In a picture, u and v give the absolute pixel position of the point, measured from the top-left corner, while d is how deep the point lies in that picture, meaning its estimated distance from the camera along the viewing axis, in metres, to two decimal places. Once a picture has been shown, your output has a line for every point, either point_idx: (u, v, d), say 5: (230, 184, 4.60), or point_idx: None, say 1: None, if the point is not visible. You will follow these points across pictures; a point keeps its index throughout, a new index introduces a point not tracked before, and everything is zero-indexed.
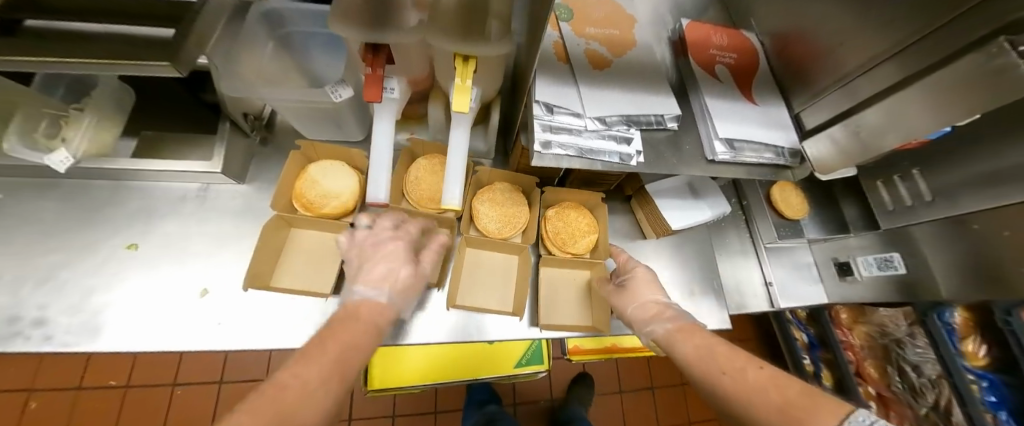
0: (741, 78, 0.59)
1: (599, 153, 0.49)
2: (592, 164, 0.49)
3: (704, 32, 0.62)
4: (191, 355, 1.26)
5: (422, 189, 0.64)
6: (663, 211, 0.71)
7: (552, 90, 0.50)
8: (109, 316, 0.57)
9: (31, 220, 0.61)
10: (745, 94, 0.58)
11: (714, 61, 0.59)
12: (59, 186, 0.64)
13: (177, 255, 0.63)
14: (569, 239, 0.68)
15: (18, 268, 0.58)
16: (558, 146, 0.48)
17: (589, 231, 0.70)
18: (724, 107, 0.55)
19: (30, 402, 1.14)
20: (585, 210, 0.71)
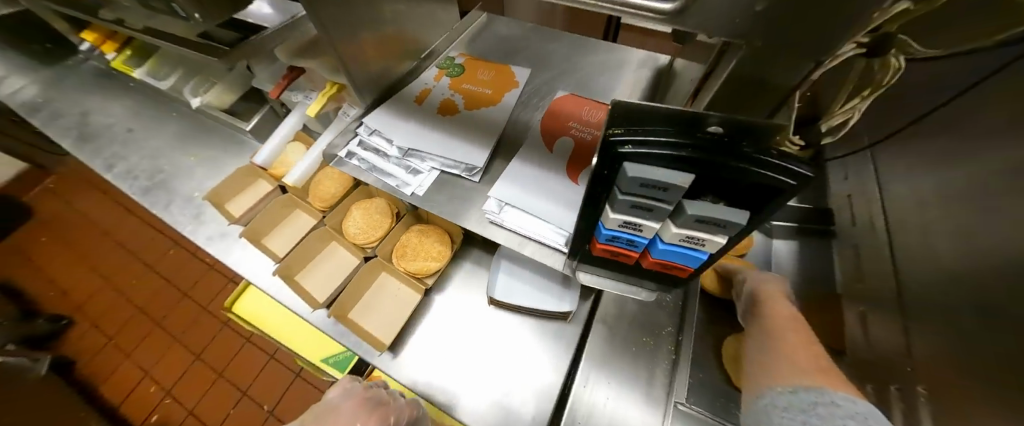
0: (585, 156, 0.52)
1: (386, 175, 0.57)
2: (377, 181, 0.57)
3: (575, 105, 0.58)
4: None
5: (319, 191, 0.79)
6: (494, 277, 0.67)
7: (384, 118, 0.60)
8: (156, 188, 0.95)
9: (175, 129, 1.08)
10: (573, 171, 0.50)
11: (565, 133, 0.55)
12: (196, 117, 1.10)
13: (206, 170, 0.98)
14: (410, 254, 0.72)
15: (153, 149, 1.03)
16: (359, 159, 0.59)
17: (432, 258, 0.71)
18: (527, 172, 0.51)
19: None
20: (441, 240, 0.73)
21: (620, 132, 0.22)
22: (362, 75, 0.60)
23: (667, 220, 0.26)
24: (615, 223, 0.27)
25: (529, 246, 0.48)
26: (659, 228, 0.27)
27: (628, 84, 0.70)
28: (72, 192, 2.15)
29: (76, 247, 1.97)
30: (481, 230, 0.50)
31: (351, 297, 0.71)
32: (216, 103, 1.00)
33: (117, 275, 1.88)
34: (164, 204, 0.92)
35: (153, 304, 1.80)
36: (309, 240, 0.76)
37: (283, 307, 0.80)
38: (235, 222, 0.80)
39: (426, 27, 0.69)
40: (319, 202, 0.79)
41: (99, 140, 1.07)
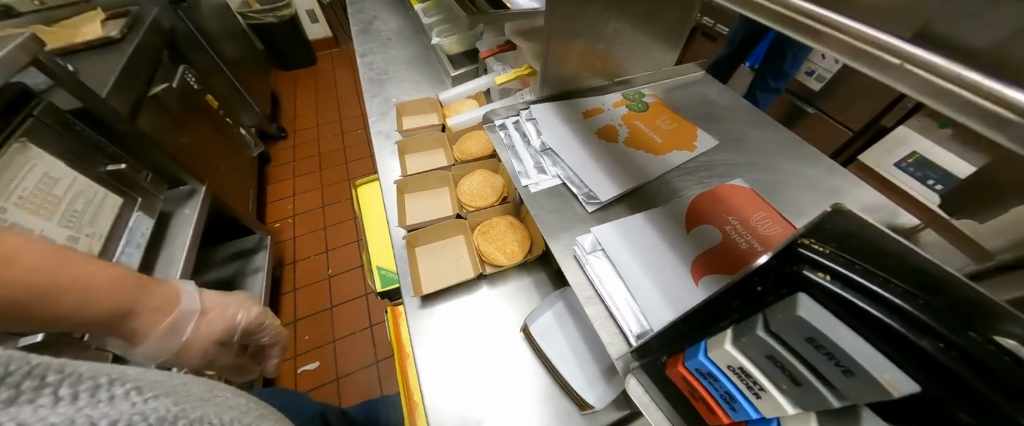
0: (724, 257, 0.41)
1: (514, 157, 0.58)
2: (505, 158, 0.58)
3: (746, 200, 0.47)
4: None
5: (464, 145, 0.88)
6: (544, 311, 0.61)
7: (547, 113, 0.62)
8: (376, 81, 1.22)
9: (412, 51, 1.37)
10: (698, 266, 0.41)
11: (714, 222, 0.45)
12: (429, 50, 1.37)
13: (409, 87, 1.21)
14: (490, 236, 0.72)
15: (392, 57, 1.33)
16: (505, 133, 0.62)
17: (505, 253, 0.70)
18: (646, 234, 0.44)
19: None
20: (523, 243, 0.71)
21: (819, 249, 0.16)
22: (555, 70, 0.62)
23: (810, 414, 0.16)
24: (722, 361, 0.19)
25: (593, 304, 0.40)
26: (790, 416, 0.17)
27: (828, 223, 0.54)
28: (340, 64, 3.02)
29: (320, 97, 2.77)
30: (560, 257, 0.45)
31: (426, 235, 0.76)
32: (446, 48, 1.21)
33: (325, 127, 2.57)
34: (373, 93, 1.17)
35: (329, 158, 2.40)
36: (431, 176, 0.85)
37: (381, 211, 0.93)
38: (399, 131, 0.96)
39: (637, 57, 0.68)
40: (458, 153, 0.87)
41: (371, 36, 1.45)
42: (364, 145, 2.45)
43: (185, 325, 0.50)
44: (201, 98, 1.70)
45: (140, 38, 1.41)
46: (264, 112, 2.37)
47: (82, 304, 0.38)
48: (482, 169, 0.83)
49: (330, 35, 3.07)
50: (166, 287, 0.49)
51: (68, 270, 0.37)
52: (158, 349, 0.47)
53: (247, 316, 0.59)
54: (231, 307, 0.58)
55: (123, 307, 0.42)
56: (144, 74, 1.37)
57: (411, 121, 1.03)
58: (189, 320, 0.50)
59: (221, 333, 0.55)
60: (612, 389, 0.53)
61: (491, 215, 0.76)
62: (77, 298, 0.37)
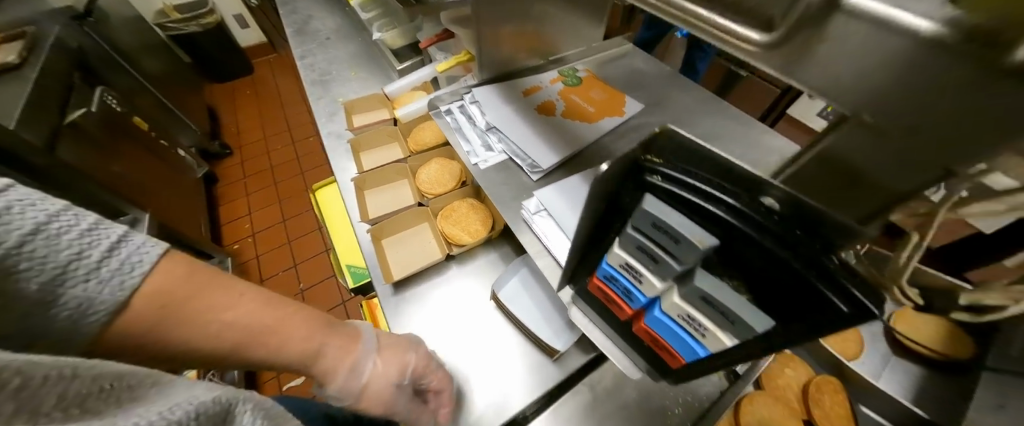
0: None
1: (462, 139, 0.61)
2: (455, 140, 0.62)
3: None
4: None
5: (417, 137, 0.90)
6: (509, 279, 0.66)
7: (489, 94, 0.66)
8: (320, 82, 1.20)
9: (355, 49, 1.34)
10: None
11: None
12: (372, 46, 1.35)
13: (356, 85, 1.20)
14: (452, 219, 0.76)
15: (334, 57, 1.30)
16: (451, 118, 0.65)
17: (469, 232, 0.74)
18: (581, 191, 0.50)
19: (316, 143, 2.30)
20: (484, 221, 0.76)
21: (657, 161, 0.21)
22: (491, 53, 0.66)
23: (672, 285, 0.23)
24: (617, 262, 0.25)
25: (541, 257, 0.46)
26: (661, 292, 0.24)
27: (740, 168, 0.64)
28: (281, 70, 2.86)
29: (263, 107, 2.62)
30: (512, 223, 0.50)
31: (391, 227, 0.78)
32: (388, 42, 1.21)
33: (273, 139, 2.45)
34: (318, 96, 1.15)
35: (282, 169, 2.30)
36: (389, 170, 0.86)
37: (344, 211, 0.93)
38: (351, 129, 0.96)
39: (568, 35, 0.73)
40: (413, 146, 0.89)
41: (309, 37, 1.40)
42: (319, 153, 2.37)
43: (364, 378, 0.46)
44: (127, 120, 1.57)
45: (45, 60, 1.28)
46: (202, 129, 2.22)
47: (278, 344, 0.37)
48: (439, 158, 0.86)
49: (266, 39, 2.89)
50: (347, 325, 0.47)
51: (221, 293, 0.34)
52: (342, 389, 0.45)
53: (416, 357, 0.53)
54: (401, 346, 0.53)
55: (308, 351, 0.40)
56: (56, 100, 1.25)
57: (362, 119, 1.03)
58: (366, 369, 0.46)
59: (395, 375, 0.49)
60: (576, 335, 0.60)
61: (452, 199, 0.80)
62: (236, 315, 0.35)
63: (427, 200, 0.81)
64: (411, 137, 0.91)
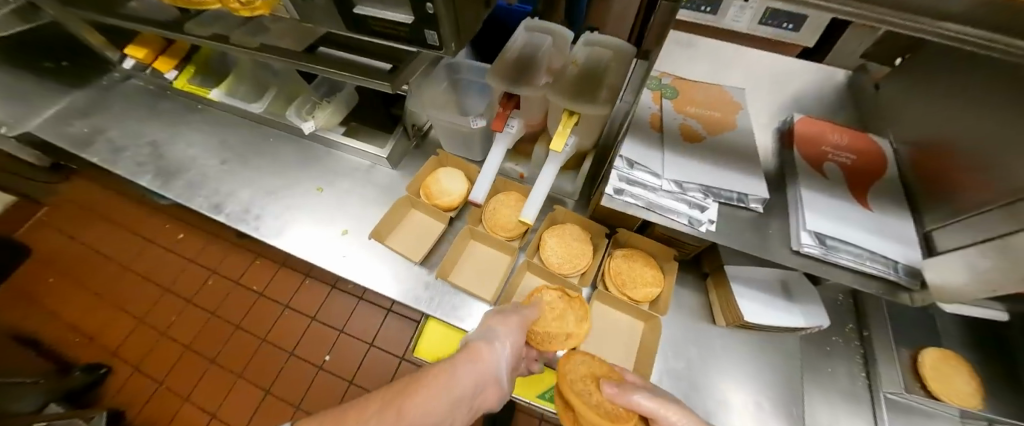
0: (856, 179, 0.57)
1: (667, 211, 0.54)
2: (659, 218, 0.54)
3: (818, 130, 0.62)
4: (304, 286, 1.56)
5: (497, 219, 0.77)
6: (737, 299, 0.67)
7: (638, 150, 0.57)
8: (290, 228, 0.86)
9: (279, 159, 0.97)
10: (859, 198, 0.56)
11: (824, 158, 0.59)
12: (301, 143, 1.00)
13: (338, 202, 0.89)
14: (630, 283, 0.69)
15: (266, 183, 0.93)
16: (630, 195, 0.54)
17: (654, 283, 0.69)
18: (821, 202, 0.54)
19: (210, 279, 1.61)
20: (654, 263, 0.72)
21: None
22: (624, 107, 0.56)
23: None
24: None
25: (846, 277, 0.52)
26: None
27: (818, 106, 0.76)
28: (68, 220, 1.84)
29: (88, 281, 1.66)
30: (783, 258, 0.53)
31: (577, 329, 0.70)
32: (326, 125, 0.95)
33: (144, 314, 1.57)
34: (319, 250, 0.83)
35: (195, 338, 1.51)
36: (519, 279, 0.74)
37: None
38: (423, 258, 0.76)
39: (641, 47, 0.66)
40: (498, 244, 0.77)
41: (201, 181, 0.94)
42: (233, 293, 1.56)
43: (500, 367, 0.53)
44: None
45: None
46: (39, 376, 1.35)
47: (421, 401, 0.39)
48: (548, 230, 0.76)
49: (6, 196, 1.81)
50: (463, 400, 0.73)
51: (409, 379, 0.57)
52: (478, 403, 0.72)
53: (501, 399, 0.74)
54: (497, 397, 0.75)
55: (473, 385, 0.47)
56: None
57: (406, 241, 0.81)
58: (505, 371, 0.55)
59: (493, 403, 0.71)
60: (812, 306, 0.68)
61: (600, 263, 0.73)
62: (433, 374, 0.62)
63: (573, 279, 0.72)
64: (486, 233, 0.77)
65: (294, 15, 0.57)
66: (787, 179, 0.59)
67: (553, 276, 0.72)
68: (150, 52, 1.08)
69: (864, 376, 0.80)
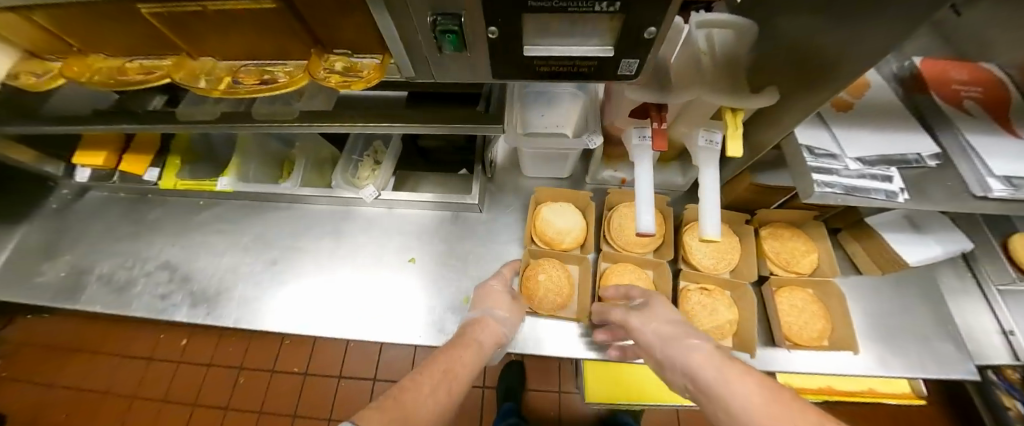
0: (996, 111, 0.59)
1: (866, 190, 0.52)
2: (860, 199, 0.52)
3: (939, 71, 0.63)
4: (352, 354, 1.62)
5: (631, 238, 0.73)
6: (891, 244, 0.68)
7: (808, 134, 0.55)
8: (399, 314, 0.75)
9: (339, 238, 0.83)
10: (1005, 127, 0.57)
11: (960, 96, 0.60)
12: (355, 212, 0.85)
13: (436, 268, 0.79)
14: (791, 258, 0.70)
15: (342, 271, 0.80)
16: (824, 185, 0.51)
17: (809, 251, 0.70)
18: (986, 141, 0.55)
19: (241, 377, 1.58)
20: (799, 231, 0.72)
21: None
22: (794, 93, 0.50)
23: None
24: None
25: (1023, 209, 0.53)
26: None
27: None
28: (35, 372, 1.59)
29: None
30: (960, 207, 0.54)
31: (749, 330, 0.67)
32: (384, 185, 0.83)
33: None
34: (448, 329, 0.73)
35: None
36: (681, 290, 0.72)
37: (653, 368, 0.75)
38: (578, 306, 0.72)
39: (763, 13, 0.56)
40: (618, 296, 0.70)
41: (258, 295, 0.78)
42: (273, 382, 1.57)
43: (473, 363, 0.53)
44: None
45: None
46: None
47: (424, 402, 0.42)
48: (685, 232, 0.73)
49: None
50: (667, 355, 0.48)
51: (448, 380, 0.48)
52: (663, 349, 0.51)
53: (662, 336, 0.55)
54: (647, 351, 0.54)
55: (477, 352, 0.55)
56: None
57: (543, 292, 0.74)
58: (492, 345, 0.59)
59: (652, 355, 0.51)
60: (942, 232, 0.72)
61: (750, 252, 0.72)
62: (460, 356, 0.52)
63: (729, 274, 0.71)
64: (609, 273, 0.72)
65: (408, 72, 0.43)
66: (935, 125, 0.59)
67: (710, 278, 0.71)
68: (109, 153, 0.85)
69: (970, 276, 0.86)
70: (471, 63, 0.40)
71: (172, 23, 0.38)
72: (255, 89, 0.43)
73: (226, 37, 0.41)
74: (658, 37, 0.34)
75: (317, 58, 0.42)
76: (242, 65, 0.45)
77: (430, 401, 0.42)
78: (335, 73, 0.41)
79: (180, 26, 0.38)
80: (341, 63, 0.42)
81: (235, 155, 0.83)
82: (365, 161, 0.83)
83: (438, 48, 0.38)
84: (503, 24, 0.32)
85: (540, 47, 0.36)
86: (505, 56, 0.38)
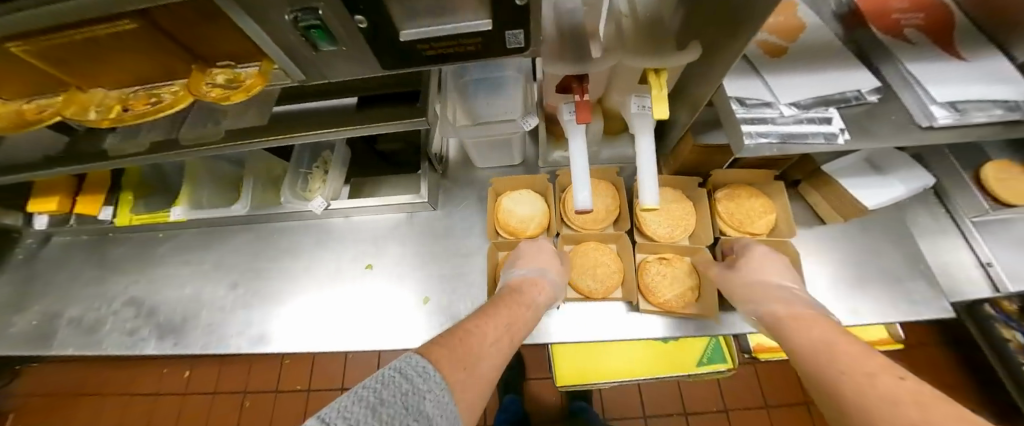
0: (939, 35, 0.56)
1: (803, 136, 0.51)
2: (798, 147, 0.51)
3: (878, 2, 0.60)
4: (351, 365, 1.63)
5: (588, 216, 0.71)
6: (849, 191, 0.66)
7: (741, 85, 0.53)
8: (363, 323, 0.75)
9: (298, 253, 0.82)
10: (949, 51, 0.55)
11: (900, 26, 0.58)
12: (311, 225, 0.84)
13: (397, 271, 0.78)
14: (746, 219, 0.68)
15: (303, 286, 0.79)
16: (758, 135, 0.50)
17: (766, 210, 0.68)
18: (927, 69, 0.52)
19: (246, 401, 1.60)
20: (756, 191, 0.70)
21: None
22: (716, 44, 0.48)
23: None
24: None
25: (969, 134, 0.51)
26: None
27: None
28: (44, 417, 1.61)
29: None
30: (910, 139, 0.51)
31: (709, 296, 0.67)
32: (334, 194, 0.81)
33: None
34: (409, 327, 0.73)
35: None
36: (640, 262, 0.71)
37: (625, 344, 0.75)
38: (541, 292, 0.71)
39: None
40: (583, 279, 0.69)
41: (222, 321, 0.77)
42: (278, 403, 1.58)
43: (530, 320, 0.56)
44: None
45: None
46: None
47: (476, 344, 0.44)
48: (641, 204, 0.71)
49: None
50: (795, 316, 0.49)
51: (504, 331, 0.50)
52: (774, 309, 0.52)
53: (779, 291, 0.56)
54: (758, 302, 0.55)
55: (533, 311, 0.57)
56: None
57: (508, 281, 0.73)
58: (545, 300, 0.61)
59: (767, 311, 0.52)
60: (902, 169, 0.69)
61: (705, 216, 0.70)
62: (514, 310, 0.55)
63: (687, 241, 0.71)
64: (572, 254, 0.71)
65: (298, 76, 0.42)
66: (877, 59, 0.57)
67: (668, 247, 0.70)
68: (61, 198, 0.85)
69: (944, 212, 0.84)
70: (355, 56, 0.39)
71: (41, 58, 0.37)
72: (145, 114, 0.42)
73: (104, 65, 0.39)
74: (534, 4, 0.31)
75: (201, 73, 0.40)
76: (137, 89, 0.44)
77: (486, 352, 0.44)
78: (218, 87, 0.39)
79: (52, 62, 0.37)
80: (225, 76, 0.41)
81: (183, 184, 0.82)
82: (314, 173, 0.81)
83: (314, 45, 0.37)
84: (362, 11, 0.31)
85: (415, 31, 0.35)
86: (386, 45, 0.37)
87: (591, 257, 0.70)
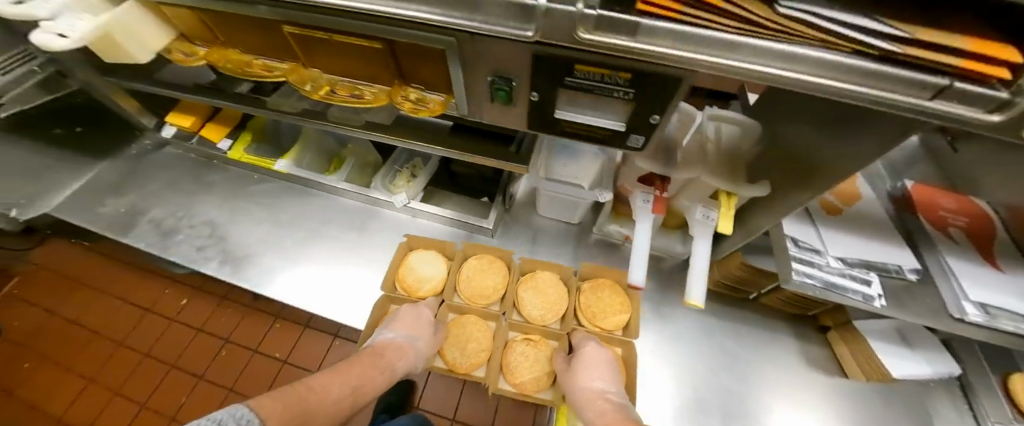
0: (981, 242, 0.63)
1: (844, 289, 0.57)
2: (838, 297, 0.57)
3: (930, 196, 0.69)
4: (279, 329, 1.42)
5: (473, 289, 0.79)
6: (878, 354, 0.69)
7: (797, 227, 0.62)
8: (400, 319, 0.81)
9: (363, 233, 0.92)
10: (989, 258, 0.61)
11: (946, 223, 0.66)
12: (382, 213, 0.94)
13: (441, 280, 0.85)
14: (599, 314, 0.75)
15: (358, 263, 0.87)
16: (805, 275, 0.57)
17: (621, 310, 0.75)
18: (965, 268, 0.59)
19: (168, 329, 1.42)
20: (618, 289, 0.77)
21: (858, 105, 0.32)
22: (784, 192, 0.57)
23: None
24: None
25: (1002, 339, 0.55)
26: None
27: (889, 166, 0.84)
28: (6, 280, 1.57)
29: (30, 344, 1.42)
30: (945, 326, 0.57)
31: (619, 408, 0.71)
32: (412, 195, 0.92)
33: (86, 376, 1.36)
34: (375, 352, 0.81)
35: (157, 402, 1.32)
36: (509, 339, 0.79)
37: None
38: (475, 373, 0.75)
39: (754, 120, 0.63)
40: (450, 351, 0.76)
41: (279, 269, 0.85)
42: (195, 341, 1.40)
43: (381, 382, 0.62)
44: None
45: None
46: None
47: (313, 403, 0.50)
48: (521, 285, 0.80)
49: None
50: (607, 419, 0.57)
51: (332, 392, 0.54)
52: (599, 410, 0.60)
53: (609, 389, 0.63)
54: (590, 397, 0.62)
55: (386, 374, 0.63)
56: None
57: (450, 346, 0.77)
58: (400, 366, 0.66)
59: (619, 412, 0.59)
60: (932, 353, 0.72)
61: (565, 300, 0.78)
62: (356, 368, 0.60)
63: (554, 326, 0.77)
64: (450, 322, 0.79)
65: (463, 111, 0.53)
66: (922, 244, 0.64)
67: (536, 330, 0.77)
68: (196, 118, 0.99)
69: (970, 412, 0.83)
70: (517, 114, 0.51)
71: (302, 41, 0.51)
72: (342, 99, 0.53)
73: (335, 60, 0.53)
74: (662, 122, 0.45)
75: (399, 88, 0.53)
76: (338, 81, 0.55)
77: (320, 391, 0.52)
78: (408, 101, 0.52)
79: (307, 47, 0.52)
80: (414, 95, 0.52)
81: (296, 144, 0.95)
82: (404, 171, 0.94)
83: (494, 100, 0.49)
84: (543, 87, 0.44)
85: (568, 113, 0.48)
86: (544, 115, 0.49)
87: (466, 332, 0.78)
